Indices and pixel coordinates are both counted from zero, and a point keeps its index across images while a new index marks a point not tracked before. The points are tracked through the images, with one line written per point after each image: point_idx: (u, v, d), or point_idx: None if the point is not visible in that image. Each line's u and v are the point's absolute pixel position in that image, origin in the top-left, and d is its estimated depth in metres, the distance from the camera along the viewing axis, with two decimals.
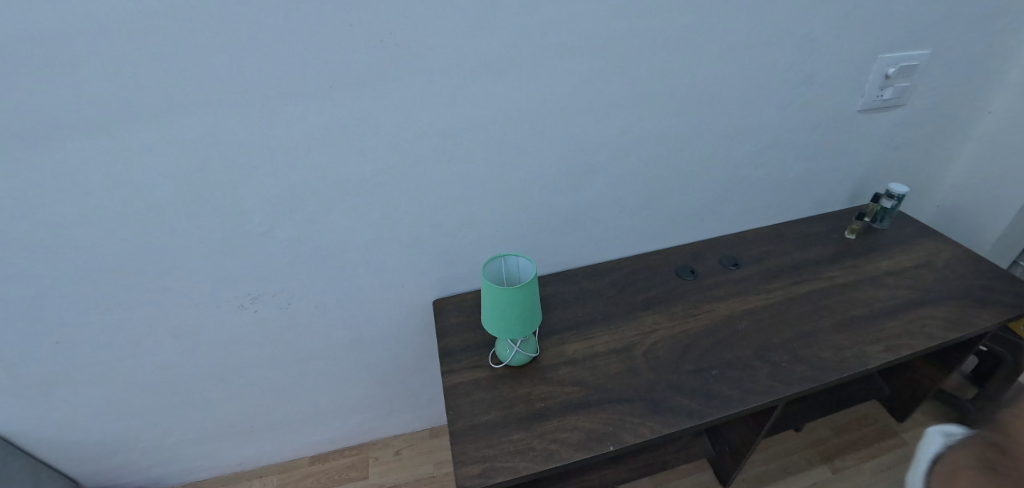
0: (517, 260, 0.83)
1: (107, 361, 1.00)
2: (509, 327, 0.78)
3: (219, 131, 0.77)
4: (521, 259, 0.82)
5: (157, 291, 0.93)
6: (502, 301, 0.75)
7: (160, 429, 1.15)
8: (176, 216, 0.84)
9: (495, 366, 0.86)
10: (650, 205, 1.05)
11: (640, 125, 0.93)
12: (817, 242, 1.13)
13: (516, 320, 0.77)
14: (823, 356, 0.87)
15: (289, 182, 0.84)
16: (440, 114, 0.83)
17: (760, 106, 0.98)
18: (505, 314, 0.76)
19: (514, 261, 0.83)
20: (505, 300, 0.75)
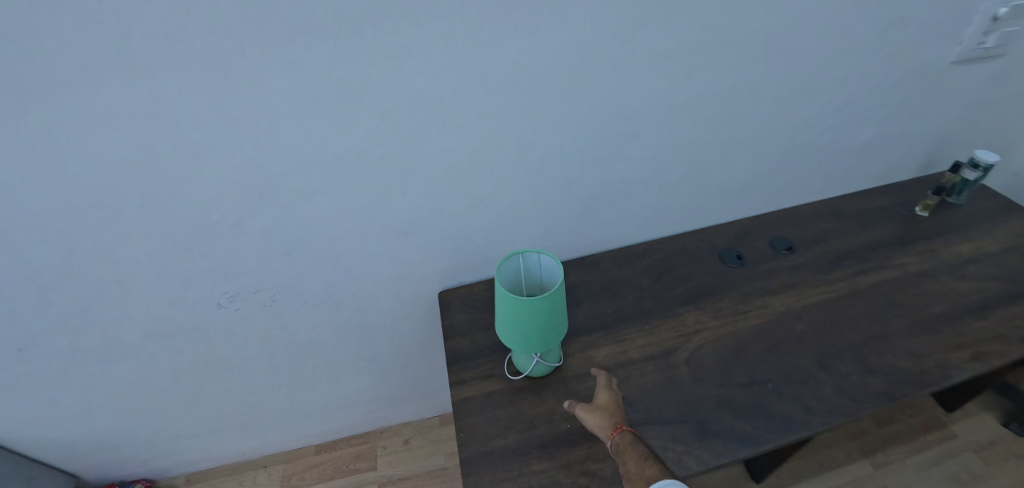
0: (538, 258, 0.70)
1: (77, 366, 0.89)
2: (528, 340, 0.65)
3: (159, 107, 0.60)
4: (543, 258, 0.69)
5: (118, 295, 0.79)
6: (528, 315, 0.62)
7: (152, 426, 1.07)
8: (124, 211, 0.68)
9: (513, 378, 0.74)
10: (692, 180, 0.89)
11: (688, 84, 0.76)
12: (884, 220, 0.97)
13: (543, 334, 0.64)
14: (899, 366, 0.73)
15: (259, 166, 0.68)
16: (443, 75, 0.65)
17: (836, 57, 0.80)
18: (530, 328, 0.63)
19: (534, 260, 0.70)
20: (532, 312, 0.62)
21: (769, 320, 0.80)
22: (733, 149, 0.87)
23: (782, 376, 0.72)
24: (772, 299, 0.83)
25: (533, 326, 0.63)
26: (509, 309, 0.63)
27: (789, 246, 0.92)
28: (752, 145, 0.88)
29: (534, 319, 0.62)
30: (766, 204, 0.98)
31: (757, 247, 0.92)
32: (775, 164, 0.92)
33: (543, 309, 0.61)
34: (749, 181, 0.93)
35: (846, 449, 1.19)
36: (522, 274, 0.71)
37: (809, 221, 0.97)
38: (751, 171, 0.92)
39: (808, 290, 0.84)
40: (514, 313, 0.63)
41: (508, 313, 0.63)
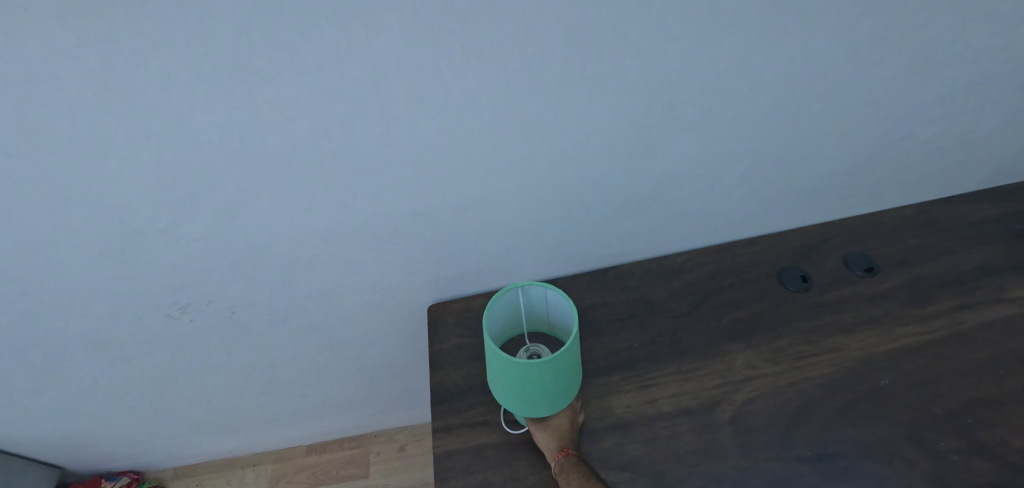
0: (540, 292, 0.58)
1: (33, 368, 0.81)
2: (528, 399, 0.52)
3: (51, 88, 0.46)
4: (548, 291, 0.58)
5: (59, 297, 0.69)
6: (536, 377, 0.49)
7: (129, 425, 1.00)
8: (39, 209, 0.57)
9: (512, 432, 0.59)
10: (750, 179, 0.70)
11: (758, 57, 0.56)
12: (997, 236, 0.76)
13: (553, 397, 0.52)
14: (1018, 445, 0.55)
15: (193, 157, 0.54)
16: (420, 42, 0.47)
17: (967, 21, 0.59)
18: (537, 392, 0.51)
19: (534, 293, 0.59)
20: (542, 374, 0.49)
21: (840, 368, 0.62)
22: (808, 142, 0.68)
23: (858, 449, 0.56)
24: (845, 341, 0.65)
25: (540, 390, 0.51)
26: (512, 372, 0.50)
27: (869, 266, 0.73)
28: (836, 135, 0.68)
29: (545, 381, 0.50)
30: (839, 207, 0.79)
31: (828, 266, 0.73)
32: (859, 160, 0.72)
33: (556, 368, 0.49)
34: (824, 181, 0.74)
35: None
36: (520, 306, 0.60)
37: (896, 233, 0.77)
38: (827, 169, 0.72)
39: (893, 328, 0.66)
40: (519, 377, 0.50)
41: (509, 375, 0.50)
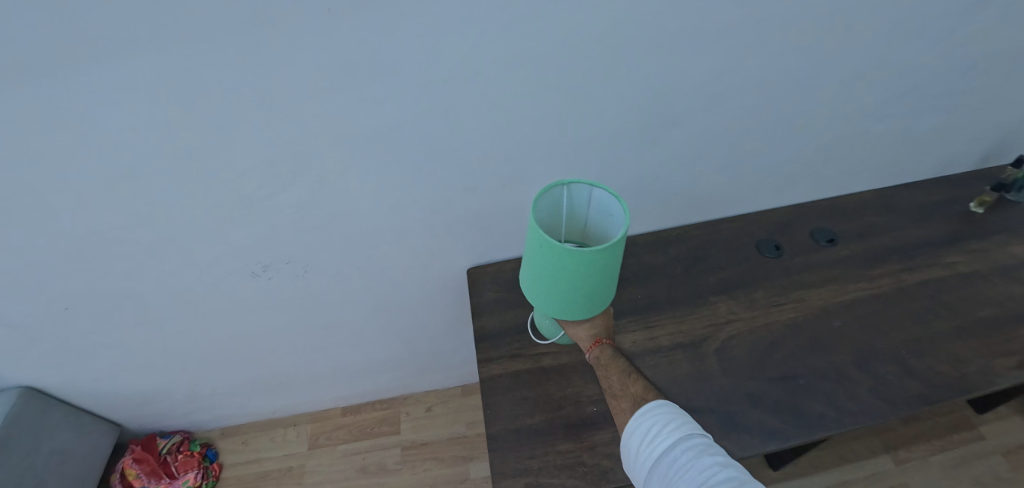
0: (586, 191, 0.67)
1: (123, 326, 0.94)
2: (569, 289, 0.60)
3: (189, 79, 0.59)
4: (594, 190, 0.66)
5: (159, 262, 0.82)
6: (585, 268, 0.57)
7: (190, 383, 1.12)
8: (160, 184, 0.70)
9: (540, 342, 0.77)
10: (733, 165, 0.84)
11: (740, 67, 0.70)
12: (937, 215, 0.92)
13: (595, 290, 0.60)
14: (939, 370, 0.71)
15: (292, 140, 0.67)
16: (484, 48, 0.62)
17: (907, 39, 0.73)
18: (583, 282, 0.59)
19: (579, 192, 0.67)
20: (593, 264, 0.57)
21: (804, 315, 0.78)
22: (781, 135, 0.82)
23: (816, 373, 0.71)
24: (809, 294, 0.80)
25: (586, 280, 0.59)
26: (563, 260, 0.57)
27: (831, 238, 0.88)
28: (799, 130, 0.82)
29: (592, 272, 0.58)
30: (809, 192, 0.94)
31: (797, 238, 0.89)
32: (823, 151, 0.87)
33: (606, 260, 0.57)
34: (789, 168, 0.88)
35: (869, 443, 1.18)
36: (563, 205, 0.69)
37: (855, 213, 0.93)
38: (796, 158, 0.86)
39: (849, 285, 0.82)
40: (568, 265, 0.57)
41: (558, 262, 0.58)
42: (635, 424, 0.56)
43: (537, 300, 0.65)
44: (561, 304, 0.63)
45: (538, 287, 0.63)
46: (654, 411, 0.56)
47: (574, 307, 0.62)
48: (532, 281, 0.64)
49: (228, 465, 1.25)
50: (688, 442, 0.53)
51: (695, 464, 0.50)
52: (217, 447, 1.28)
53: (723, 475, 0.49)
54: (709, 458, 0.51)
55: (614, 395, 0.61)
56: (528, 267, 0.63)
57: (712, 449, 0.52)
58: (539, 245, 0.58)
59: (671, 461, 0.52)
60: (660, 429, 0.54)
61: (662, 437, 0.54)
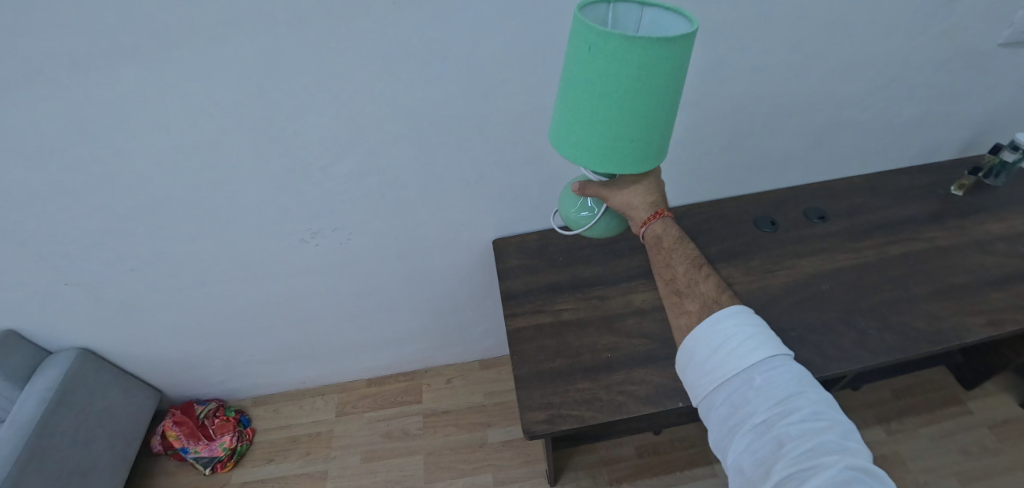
0: (636, 13, 0.56)
1: (181, 286, 1.05)
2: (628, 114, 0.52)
3: (275, 58, 0.73)
4: (645, 12, 0.56)
5: (224, 223, 0.94)
6: (648, 72, 0.49)
7: (232, 348, 1.22)
8: (236, 150, 0.83)
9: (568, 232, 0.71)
10: (734, 148, 0.94)
11: (736, 58, 0.81)
12: (919, 197, 1.01)
13: (652, 117, 0.53)
14: (916, 325, 0.80)
15: (351, 114, 0.80)
16: (517, 39, 0.75)
17: (885, 35, 0.83)
18: (642, 99, 0.51)
19: (627, 16, 0.56)
20: (658, 66, 0.49)
21: (795, 279, 0.87)
22: (776, 121, 0.92)
23: (805, 327, 0.80)
24: (800, 262, 0.90)
25: (646, 97, 0.51)
26: (622, 61, 0.49)
27: (822, 215, 0.98)
28: (794, 116, 0.92)
29: (655, 83, 0.50)
30: (803, 175, 1.04)
31: (791, 215, 0.99)
32: (815, 137, 0.96)
33: (673, 66, 0.49)
34: (784, 152, 0.98)
35: (862, 416, 1.26)
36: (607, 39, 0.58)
37: (844, 194, 1.02)
38: (791, 143, 0.96)
39: (837, 255, 0.91)
40: (629, 68, 0.49)
41: (616, 68, 0.49)
42: (708, 334, 0.56)
43: (578, 144, 0.56)
44: (610, 142, 0.54)
45: (589, 126, 0.54)
46: (731, 323, 0.55)
47: (624, 147, 0.54)
48: (573, 115, 0.55)
49: (261, 430, 1.33)
50: (768, 364, 0.52)
51: (772, 391, 0.51)
52: (250, 414, 1.36)
53: (802, 407, 0.50)
54: (789, 386, 0.51)
55: (680, 292, 0.61)
56: (568, 95, 0.54)
57: (792, 372, 0.52)
58: (592, 49, 0.50)
59: (746, 380, 0.52)
60: (738, 345, 0.54)
61: (740, 355, 0.53)
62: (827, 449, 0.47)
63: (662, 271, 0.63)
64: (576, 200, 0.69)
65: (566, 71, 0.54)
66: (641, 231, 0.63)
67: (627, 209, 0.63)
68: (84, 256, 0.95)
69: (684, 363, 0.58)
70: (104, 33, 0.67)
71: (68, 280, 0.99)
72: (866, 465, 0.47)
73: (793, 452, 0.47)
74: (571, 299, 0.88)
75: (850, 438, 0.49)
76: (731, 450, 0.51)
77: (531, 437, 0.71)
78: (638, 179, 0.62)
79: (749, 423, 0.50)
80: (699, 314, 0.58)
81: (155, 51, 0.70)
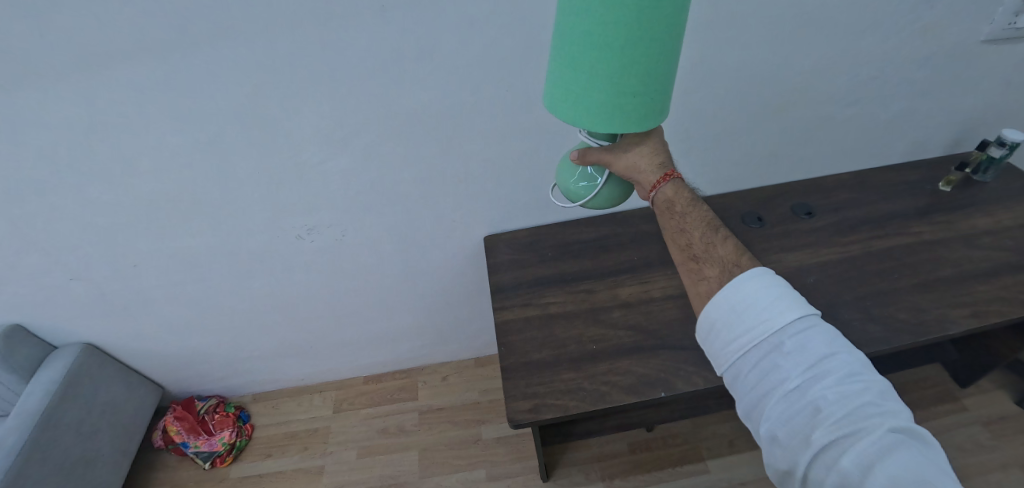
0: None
1: (182, 282, 1.07)
2: (628, 61, 0.49)
3: (268, 58, 0.75)
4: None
5: (223, 220, 0.97)
6: (648, 13, 0.46)
7: (231, 345, 1.24)
8: (233, 148, 0.85)
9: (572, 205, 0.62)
10: (720, 144, 0.96)
11: (719, 55, 0.82)
12: (907, 192, 1.02)
13: (653, 67, 0.49)
14: (899, 317, 0.81)
15: (342, 113, 0.83)
16: (503, 38, 0.77)
17: (865, 33, 0.85)
18: (642, 45, 0.48)
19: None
20: (657, 7, 0.46)
21: (780, 273, 0.89)
22: (761, 118, 0.93)
23: None
24: (786, 256, 0.91)
25: (646, 43, 0.48)
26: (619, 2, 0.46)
27: (808, 211, 0.99)
28: (779, 113, 0.93)
29: (654, 26, 0.47)
30: (791, 172, 1.05)
31: (778, 211, 1.00)
32: (800, 133, 0.98)
33: (673, 7, 0.47)
34: (771, 148, 0.99)
35: None
36: None
37: (831, 190, 1.04)
38: (777, 139, 0.98)
39: (822, 249, 0.92)
40: (626, 9, 0.46)
41: (613, 11, 0.46)
42: (732, 298, 0.51)
43: (576, 102, 0.52)
44: (609, 96, 0.50)
45: (585, 79, 0.51)
46: (755, 284, 0.50)
47: (625, 101, 0.51)
48: (568, 71, 0.51)
49: (260, 426, 1.35)
50: (799, 325, 0.48)
51: (805, 354, 0.47)
52: (249, 410, 1.38)
53: (839, 369, 0.46)
54: (823, 347, 0.46)
55: (698, 258, 0.56)
56: (562, 50, 0.51)
57: (824, 332, 0.48)
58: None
59: (775, 343, 0.48)
60: (764, 307, 0.49)
61: (767, 317, 0.48)
62: (868, 413, 0.43)
63: (676, 238, 0.58)
64: (574, 170, 0.60)
65: (559, 23, 0.51)
66: (651, 195, 0.57)
67: (632, 173, 0.57)
68: (87, 253, 0.98)
69: (704, 330, 0.53)
70: (105, 36, 0.70)
71: (73, 276, 1.02)
72: (907, 425, 0.44)
73: (832, 418, 0.44)
74: (558, 293, 0.89)
75: (888, 398, 0.45)
76: (762, 419, 0.47)
77: (516, 426, 0.73)
78: (642, 139, 0.56)
79: (782, 391, 0.46)
80: (719, 278, 0.54)
81: (156, 53, 0.73)
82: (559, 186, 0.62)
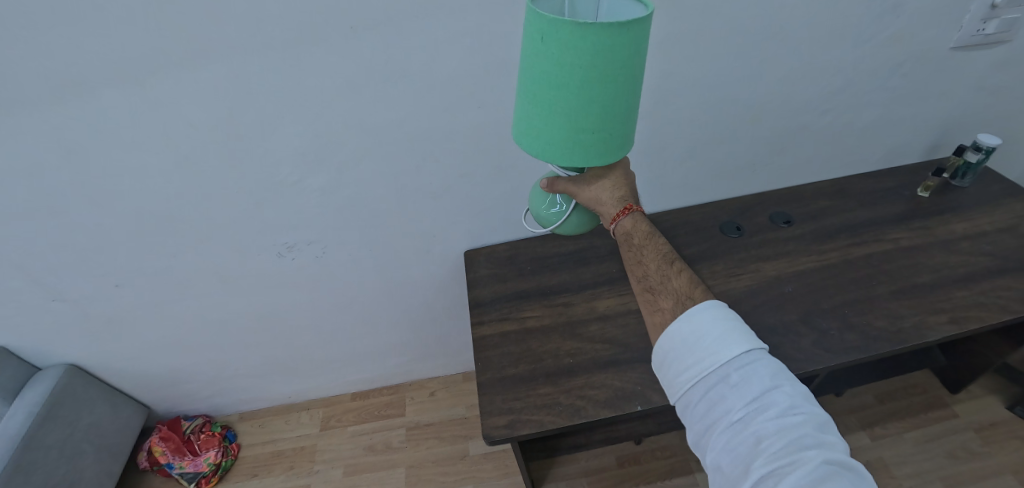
0: (591, 4, 0.59)
1: (163, 302, 1.07)
2: (587, 100, 0.52)
3: (241, 80, 0.75)
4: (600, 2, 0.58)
5: (202, 240, 0.97)
6: (602, 58, 0.50)
7: (216, 363, 1.23)
8: (209, 168, 0.86)
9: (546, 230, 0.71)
10: (696, 155, 0.96)
11: (689, 67, 0.83)
12: (885, 199, 1.02)
13: (610, 106, 0.53)
14: (877, 325, 0.81)
15: (316, 132, 0.83)
16: (473, 56, 0.78)
17: (834, 42, 0.86)
18: (599, 87, 0.52)
19: (585, 7, 0.59)
20: (611, 52, 0.50)
21: (758, 282, 0.89)
22: (736, 128, 0.94)
23: (766, 329, 0.81)
24: (764, 265, 0.92)
25: (602, 85, 0.52)
26: (574, 48, 0.49)
27: (787, 219, 1.00)
28: (753, 123, 0.94)
29: (609, 69, 0.51)
30: (769, 180, 1.06)
31: (757, 220, 1.01)
32: (776, 142, 0.98)
33: (626, 51, 0.50)
34: (748, 158, 1.00)
35: (846, 422, 1.25)
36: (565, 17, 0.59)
37: (810, 198, 1.04)
38: (753, 148, 0.98)
39: (800, 258, 0.92)
40: (582, 54, 0.50)
41: (570, 55, 0.50)
42: (685, 332, 0.58)
43: (540, 136, 0.56)
44: (570, 133, 0.55)
45: (549, 115, 0.55)
46: (706, 320, 0.58)
47: (584, 138, 0.55)
48: (533, 108, 0.55)
49: (246, 445, 1.34)
50: (744, 360, 0.55)
51: (748, 387, 0.54)
52: (236, 429, 1.37)
53: (779, 402, 0.53)
54: (765, 381, 0.54)
55: (653, 289, 0.64)
56: (528, 89, 0.55)
57: (766, 367, 0.55)
58: (545, 38, 0.50)
59: (722, 376, 0.55)
60: (713, 342, 0.56)
61: (715, 352, 0.56)
62: (803, 443, 0.51)
63: (635, 268, 0.65)
64: (544, 198, 0.69)
65: (523, 62, 0.55)
66: (612, 227, 0.64)
67: (595, 204, 0.65)
68: (67, 274, 0.98)
69: (661, 360, 0.60)
70: (76, 60, 0.70)
71: (54, 298, 1.01)
72: (838, 455, 0.51)
73: (771, 448, 0.51)
74: (536, 306, 0.89)
75: (822, 430, 0.53)
76: (711, 445, 0.55)
77: (491, 442, 0.72)
78: (604, 176, 0.63)
79: (728, 420, 0.53)
80: (673, 310, 0.61)
81: (134, 78, 0.73)
82: (532, 212, 0.72)
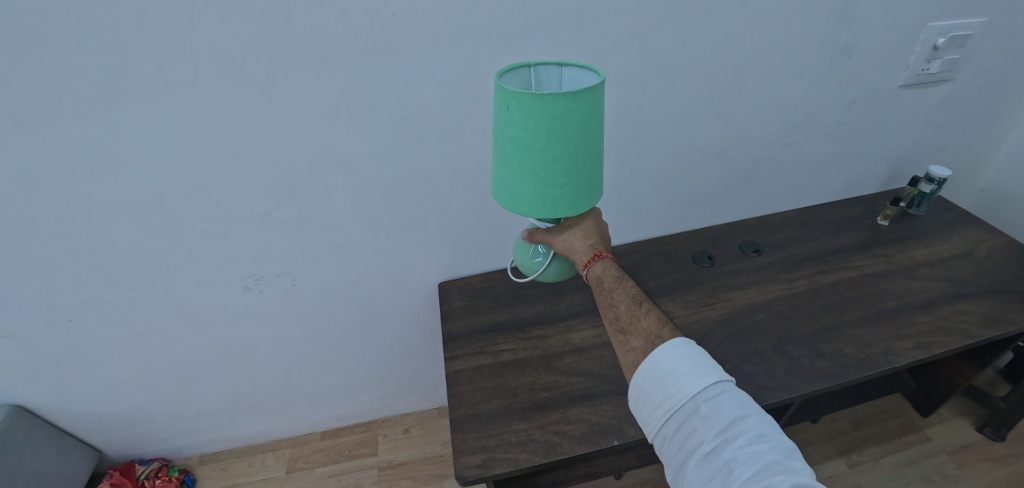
0: (555, 74, 0.62)
1: (121, 338, 1.02)
2: (550, 160, 0.54)
3: (210, 113, 0.75)
4: (563, 73, 0.62)
5: (164, 272, 0.93)
6: (561, 122, 0.52)
7: (176, 402, 1.17)
8: (175, 198, 0.83)
9: (529, 280, 0.73)
10: (667, 187, 0.98)
11: (656, 102, 0.85)
12: (848, 228, 1.06)
13: (574, 164, 0.55)
14: (846, 351, 0.82)
15: (287, 163, 0.82)
16: (446, 89, 0.78)
17: (793, 78, 0.90)
18: (561, 148, 0.54)
19: (550, 79, 0.62)
20: (568, 117, 0.52)
21: (731, 311, 0.90)
22: (703, 161, 0.96)
23: (740, 357, 0.81)
24: (735, 293, 0.93)
25: (563, 146, 0.54)
26: (536, 115, 0.52)
27: (756, 248, 1.02)
28: (720, 156, 0.97)
29: (569, 132, 0.53)
30: (738, 211, 1.08)
31: (728, 249, 1.03)
32: (743, 175, 1.01)
33: (583, 116, 0.53)
34: (717, 189, 1.02)
35: (822, 449, 1.25)
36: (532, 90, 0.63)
37: (777, 228, 1.07)
38: (721, 180, 1.01)
39: (770, 286, 0.94)
40: (543, 120, 0.52)
41: (532, 121, 0.52)
42: (656, 368, 0.58)
43: (513, 194, 0.58)
44: (538, 189, 0.57)
45: (516, 176, 0.57)
46: (675, 355, 0.58)
47: (553, 192, 0.57)
48: (505, 167, 0.58)
49: None
50: (712, 392, 0.55)
51: (717, 418, 0.54)
52: (195, 474, 1.29)
53: (746, 431, 0.53)
54: (732, 411, 0.54)
55: (624, 330, 0.64)
56: (500, 151, 0.57)
57: (733, 396, 0.55)
58: (510, 108, 0.53)
59: (692, 409, 0.55)
60: (681, 375, 0.56)
61: (685, 385, 0.56)
62: (772, 470, 0.50)
63: (606, 310, 0.66)
64: (528, 249, 0.71)
65: (494, 129, 0.58)
66: (584, 273, 0.65)
67: (569, 253, 0.66)
68: (15, 310, 0.92)
69: (636, 399, 0.60)
70: (36, 88, 0.68)
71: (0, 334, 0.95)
72: (809, 480, 0.50)
73: (742, 476, 0.50)
74: (510, 339, 0.88)
75: (792, 456, 0.52)
76: (686, 480, 0.54)
77: (464, 483, 0.69)
78: (575, 225, 0.65)
79: (700, 453, 0.53)
80: (643, 349, 0.61)
81: (100, 105, 0.71)
82: (518, 265, 0.74)
